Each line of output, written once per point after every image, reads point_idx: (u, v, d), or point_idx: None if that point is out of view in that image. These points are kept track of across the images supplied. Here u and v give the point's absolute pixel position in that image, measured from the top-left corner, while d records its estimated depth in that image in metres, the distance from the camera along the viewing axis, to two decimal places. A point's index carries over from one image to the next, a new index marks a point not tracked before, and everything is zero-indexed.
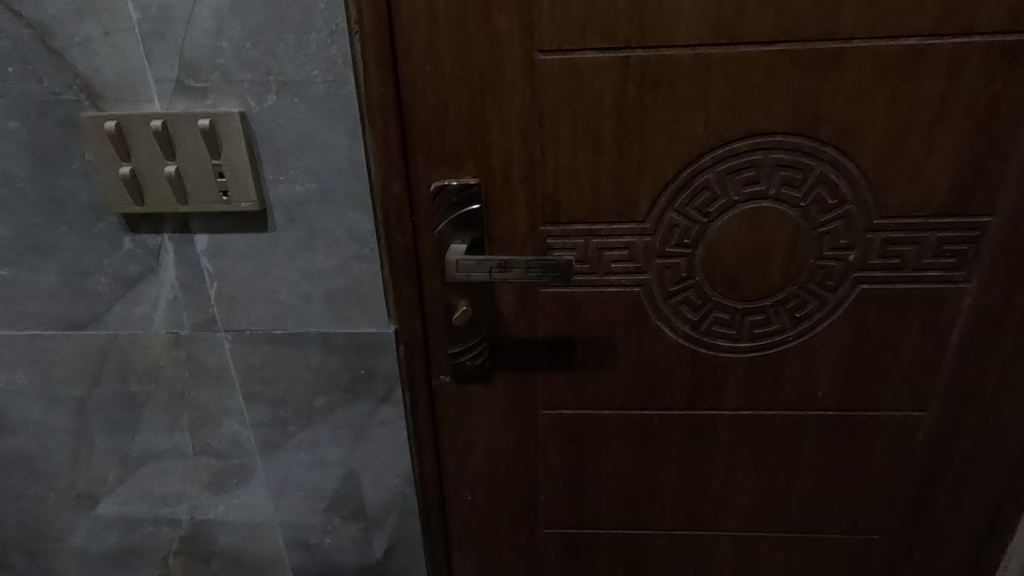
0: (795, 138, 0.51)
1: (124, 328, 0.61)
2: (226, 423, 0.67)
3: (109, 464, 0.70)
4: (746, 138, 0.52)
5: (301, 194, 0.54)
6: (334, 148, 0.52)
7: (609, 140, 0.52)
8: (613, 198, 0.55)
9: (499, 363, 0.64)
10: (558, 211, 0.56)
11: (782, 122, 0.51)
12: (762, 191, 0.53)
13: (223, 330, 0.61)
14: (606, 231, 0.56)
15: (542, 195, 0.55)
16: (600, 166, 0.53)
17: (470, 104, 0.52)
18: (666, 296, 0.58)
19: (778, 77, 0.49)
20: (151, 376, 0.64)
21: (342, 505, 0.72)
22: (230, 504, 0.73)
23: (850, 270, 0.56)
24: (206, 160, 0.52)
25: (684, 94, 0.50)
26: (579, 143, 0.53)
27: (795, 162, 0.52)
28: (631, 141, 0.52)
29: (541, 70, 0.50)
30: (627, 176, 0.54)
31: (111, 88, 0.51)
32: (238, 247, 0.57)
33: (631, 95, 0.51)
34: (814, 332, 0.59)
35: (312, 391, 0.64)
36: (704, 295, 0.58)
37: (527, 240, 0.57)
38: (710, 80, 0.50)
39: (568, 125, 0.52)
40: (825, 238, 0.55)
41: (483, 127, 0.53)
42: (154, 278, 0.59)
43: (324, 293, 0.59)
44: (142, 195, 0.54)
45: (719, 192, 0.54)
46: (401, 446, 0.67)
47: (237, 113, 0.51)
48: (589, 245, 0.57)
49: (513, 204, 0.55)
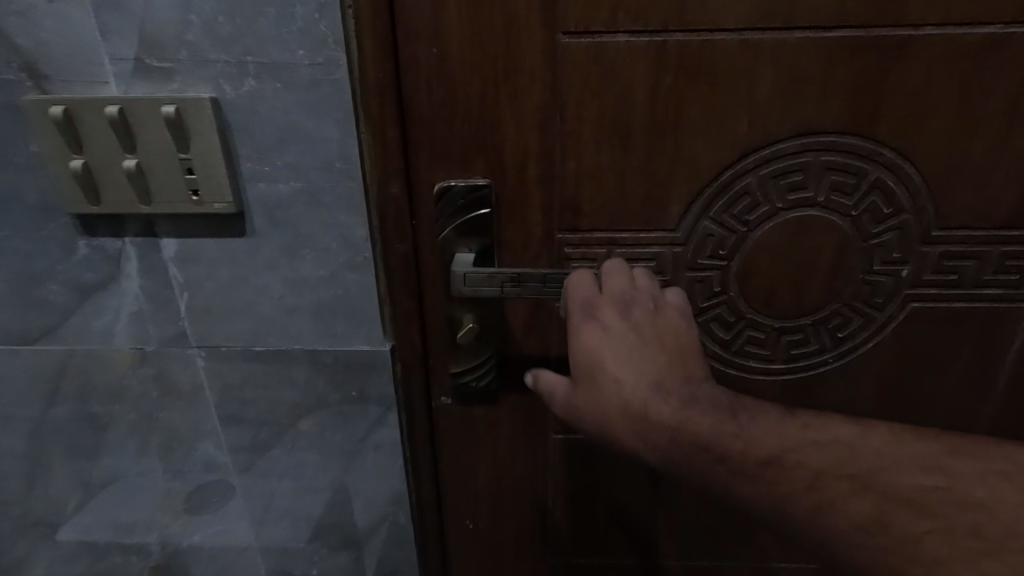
0: (850, 138, 0.45)
1: (82, 343, 0.54)
2: (201, 447, 0.60)
3: (70, 490, 0.63)
4: (795, 138, 0.45)
5: (284, 195, 0.47)
6: (323, 142, 0.45)
7: (640, 137, 0.46)
8: (641, 203, 0.48)
9: (506, 384, 0.58)
10: (578, 217, 0.49)
11: (837, 119, 0.44)
12: (809, 197, 0.47)
13: (195, 346, 0.54)
14: (631, 240, 0.49)
15: (560, 198, 0.48)
16: (628, 167, 0.47)
17: (481, 93, 0.45)
18: (695, 313, 0.52)
19: (836, 68, 0.43)
20: (115, 396, 0.57)
21: (330, 534, 0.66)
22: (206, 532, 0.66)
23: (900, 286, 0.50)
24: (172, 153, 0.45)
25: (728, 85, 0.44)
26: (605, 140, 0.46)
27: (848, 165, 0.46)
28: (664, 139, 0.46)
29: (565, 55, 0.44)
30: (658, 178, 0.47)
31: (58, 68, 0.43)
32: (212, 254, 0.50)
33: (667, 86, 0.44)
34: (857, 354, 0.53)
35: (298, 413, 0.57)
36: (738, 312, 0.52)
37: (541, 249, 0.50)
38: (758, 70, 0.43)
39: (593, 119, 0.45)
40: (876, 251, 0.49)
41: (496, 120, 0.46)
42: (115, 287, 0.51)
43: (311, 306, 0.52)
44: (98, 194, 0.46)
45: (761, 198, 0.48)
46: (396, 473, 0.61)
47: (208, 100, 0.43)
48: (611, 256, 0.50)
49: (527, 208, 0.49)
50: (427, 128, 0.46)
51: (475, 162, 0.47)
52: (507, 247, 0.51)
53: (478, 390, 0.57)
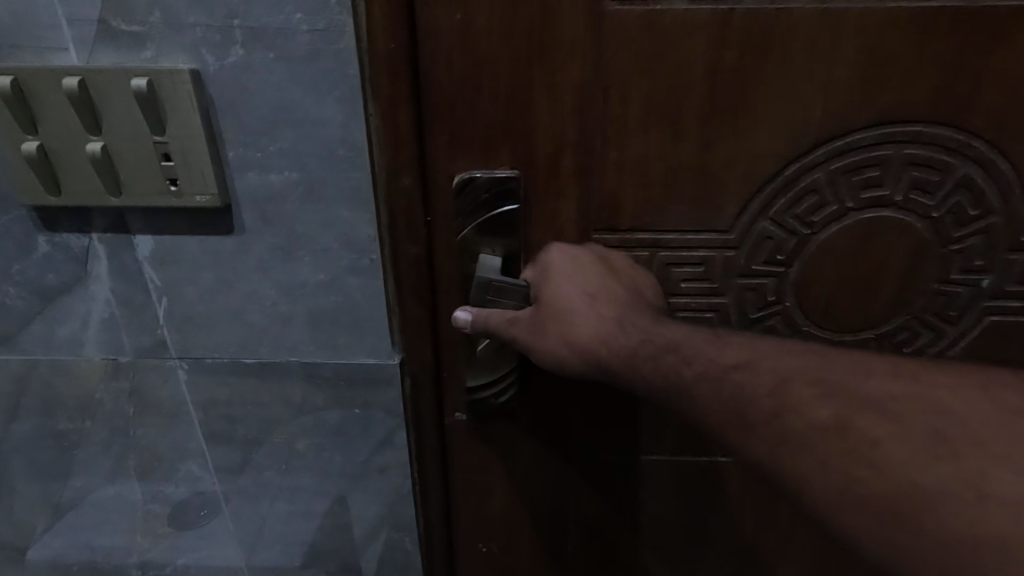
0: (938, 128, 0.39)
1: (46, 353, 0.47)
2: (184, 467, 0.54)
3: (37, 512, 0.56)
4: (874, 127, 0.39)
5: (277, 187, 0.40)
6: (323, 125, 0.38)
7: (695, 123, 0.39)
8: (691, 200, 0.42)
9: (526, 403, 0.52)
10: (617, 216, 0.42)
11: (925, 105, 0.38)
12: (885, 196, 0.41)
13: (175, 357, 0.47)
14: (678, 242, 0.43)
15: (597, 193, 0.42)
16: (679, 158, 0.40)
17: (512, 68, 0.38)
18: (745, 326, 0.46)
19: (928, 45, 0.37)
20: (85, 411, 0.50)
21: (328, 561, 0.59)
22: (191, 558, 0.60)
23: (980, 298, 0.44)
24: (145, 136, 0.38)
25: (801, 63, 0.37)
26: (654, 127, 0.40)
27: (933, 159, 0.40)
28: (723, 126, 0.39)
29: (611, 25, 0.37)
30: (713, 172, 0.41)
31: (4, 31, 0.36)
32: (194, 254, 0.43)
33: (730, 63, 0.38)
34: None
35: (293, 431, 0.51)
36: (793, 325, 0.45)
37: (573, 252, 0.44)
38: (838, 46, 0.37)
39: (641, 101, 0.39)
40: (956, 258, 0.43)
41: (527, 100, 0.39)
42: (81, 290, 0.44)
43: (308, 315, 0.45)
44: (58, 182, 0.39)
45: (829, 197, 0.41)
46: (402, 496, 0.55)
47: (186, 72, 0.36)
48: (654, 259, 0.44)
49: (559, 203, 0.42)
50: (447, 109, 0.40)
51: (500, 150, 0.41)
52: (534, 248, 0.44)
53: (496, 409, 0.51)
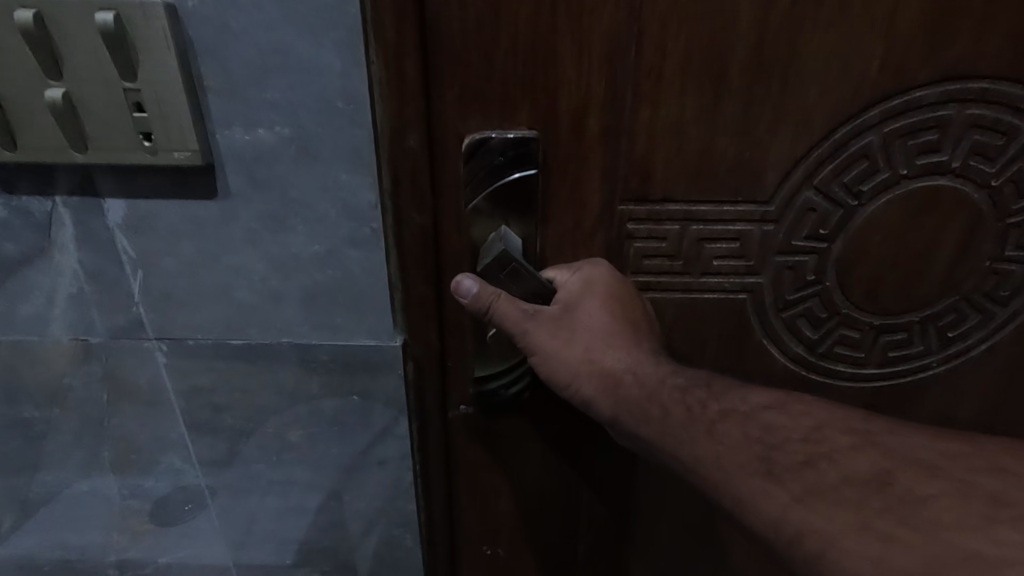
0: (1004, 86, 0.36)
1: (9, 333, 0.42)
2: (165, 459, 0.49)
3: (4, 508, 0.52)
4: (938, 84, 0.36)
5: (268, 144, 0.36)
6: (320, 72, 0.34)
7: (740, 74, 0.35)
8: (731, 168, 0.38)
9: (538, 396, 0.48)
10: (647, 183, 0.39)
11: (993, 59, 0.35)
12: (941, 162, 0.38)
13: (153, 338, 0.43)
14: (713, 215, 0.39)
15: (628, 159, 0.38)
16: (720, 116, 0.36)
17: (535, 7, 0.34)
18: (781, 307, 0.42)
19: None
20: (53, 398, 0.46)
21: (323, 560, 0.56)
22: (174, 557, 0.56)
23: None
24: (114, 82, 0.33)
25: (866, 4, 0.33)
26: (697, 82, 0.36)
27: (995, 122, 0.37)
28: (772, 83, 0.35)
29: None
30: (756, 132, 0.37)
31: None
32: (172, 222, 0.38)
33: (785, 2, 0.33)
34: (967, 357, 0.45)
35: (284, 421, 0.47)
36: (832, 306, 0.42)
37: (597, 225, 0.40)
38: None
39: (681, 48, 0.35)
40: (1011, 232, 0.40)
41: (551, 46, 0.35)
42: (45, 262, 0.40)
43: (302, 292, 0.41)
44: (15, 136, 0.34)
45: (881, 163, 0.38)
46: (403, 492, 0.51)
47: (159, 6, 0.31)
48: (685, 234, 0.40)
49: (583, 169, 0.38)
50: (463, 60, 0.35)
51: (520, 108, 0.36)
52: (552, 221, 0.40)
53: (506, 402, 0.47)
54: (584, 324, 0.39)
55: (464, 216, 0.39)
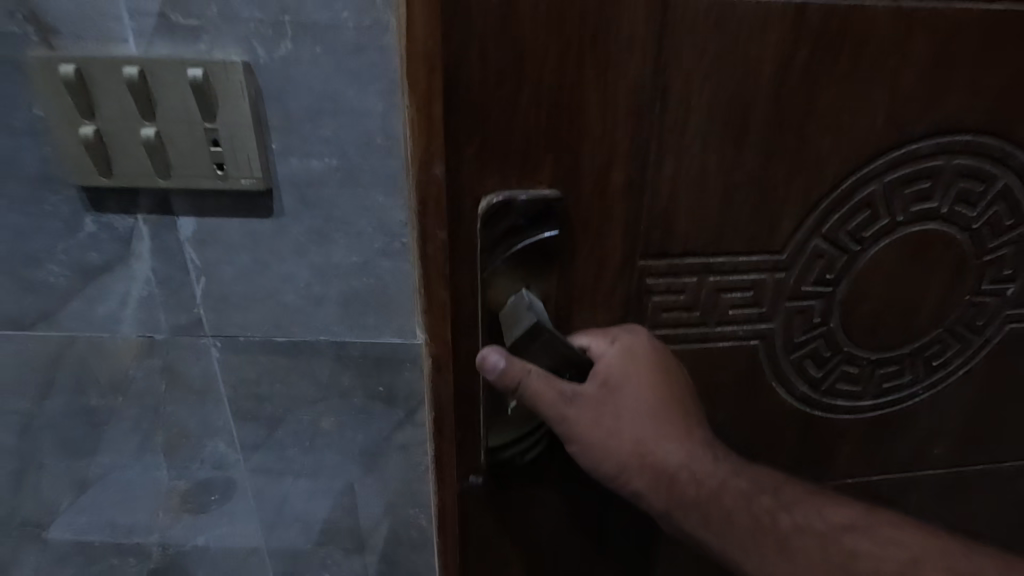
0: (981, 139, 0.45)
1: (84, 330, 0.49)
2: (210, 444, 0.56)
3: (63, 489, 0.58)
4: (933, 137, 0.44)
5: (318, 172, 0.43)
6: (364, 114, 0.41)
7: (756, 135, 0.41)
8: (746, 220, 0.44)
9: (552, 461, 0.50)
10: (670, 235, 0.44)
11: (974, 119, 0.44)
12: (930, 209, 0.47)
13: (209, 335, 0.50)
14: (728, 264, 0.46)
15: (658, 218, 0.43)
16: (738, 170, 0.42)
17: (563, 80, 0.38)
18: (792, 348, 0.50)
19: (976, 60, 0.42)
20: (117, 388, 0.52)
21: (345, 539, 0.62)
22: (211, 536, 0.62)
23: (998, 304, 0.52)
24: (196, 121, 0.41)
25: (863, 76, 0.41)
26: (722, 142, 0.41)
27: (975, 171, 0.46)
28: (783, 144, 0.42)
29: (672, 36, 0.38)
30: (773, 184, 0.43)
31: (69, 20, 0.38)
32: (234, 236, 0.45)
33: (800, 71, 0.40)
34: (949, 377, 0.55)
35: (318, 409, 0.53)
36: (835, 346, 0.51)
37: (617, 278, 0.45)
38: (903, 54, 0.41)
39: (704, 112, 0.40)
40: (987, 266, 0.50)
41: (579, 114, 0.40)
42: (122, 269, 0.46)
43: (340, 296, 0.48)
44: (111, 165, 0.42)
45: (879, 211, 0.47)
46: (420, 474, 0.57)
47: (239, 64, 0.39)
48: (703, 284, 0.46)
49: (606, 223, 0.43)
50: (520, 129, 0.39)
51: (564, 170, 0.41)
52: (576, 278, 0.45)
53: (521, 466, 0.49)
54: (618, 409, 0.42)
55: (491, 280, 0.42)
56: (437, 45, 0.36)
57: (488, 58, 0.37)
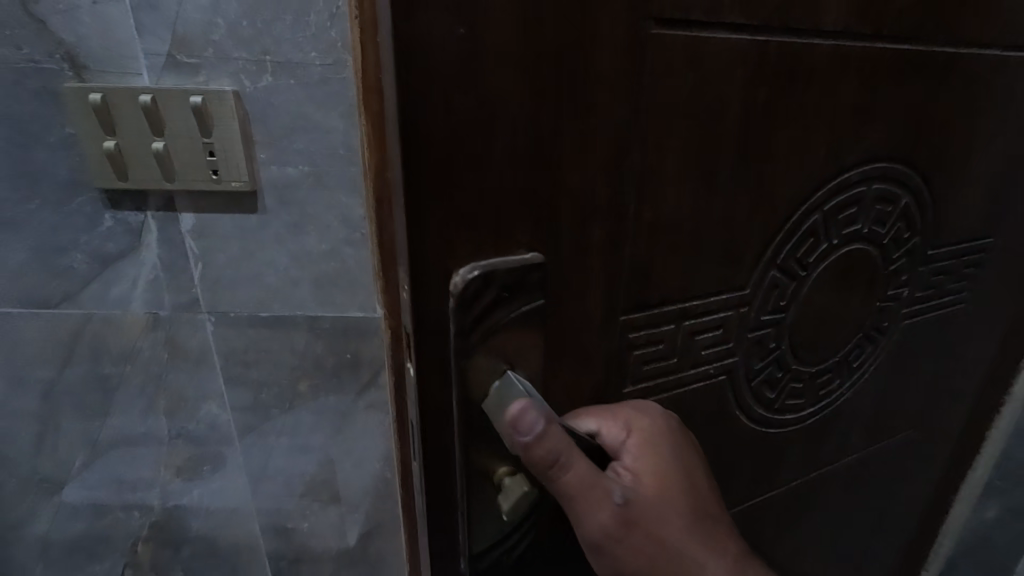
0: (896, 165, 0.47)
1: (100, 308, 0.59)
2: (205, 407, 0.66)
3: (78, 448, 0.68)
4: (858, 167, 0.45)
5: (293, 176, 0.54)
6: (329, 131, 0.52)
7: (728, 170, 0.37)
8: (716, 261, 0.40)
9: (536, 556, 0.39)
10: (647, 287, 0.37)
11: (890, 146, 0.46)
12: (857, 230, 0.49)
13: (205, 312, 0.60)
14: (702, 308, 0.41)
15: (646, 280, 0.37)
16: (711, 211, 0.37)
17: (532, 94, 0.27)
18: (751, 376, 0.49)
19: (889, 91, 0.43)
20: (126, 358, 0.62)
21: (320, 491, 0.72)
22: (205, 489, 0.72)
23: (898, 306, 0.56)
24: (195, 136, 0.51)
25: (812, 109, 0.39)
26: (697, 179, 0.35)
27: (889, 195, 0.49)
28: (750, 179, 0.38)
29: (655, 57, 0.31)
30: (739, 221, 0.39)
31: (96, 59, 0.49)
32: (226, 229, 0.56)
33: (761, 103, 0.36)
34: (862, 378, 0.59)
35: (296, 374, 0.64)
36: (784, 367, 0.51)
37: (602, 336, 0.36)
38: (841, 84, 0.40)
39: (682, 145, 0.34)
40: (891, 277, 0.54)
41: (551, 142, 0.29)
42: (134, 256, 0.57)
43: (314, 278, 0.59)
44: (127, 171, 0.52)
45: (818, 237, 0.47)
46: (383, 430, 0.68)
47: (230, 92, 0.50)
48: (679, 330, 0.41)
49: (585, 281, 0.34)
50: (498, 160, 0.28)
51: (556, 215, 0.31)
52: (570, 353, 0.35)
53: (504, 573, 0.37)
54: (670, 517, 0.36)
55: (469, 362, 0.31)
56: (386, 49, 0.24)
57: (429, 56, 0.24)
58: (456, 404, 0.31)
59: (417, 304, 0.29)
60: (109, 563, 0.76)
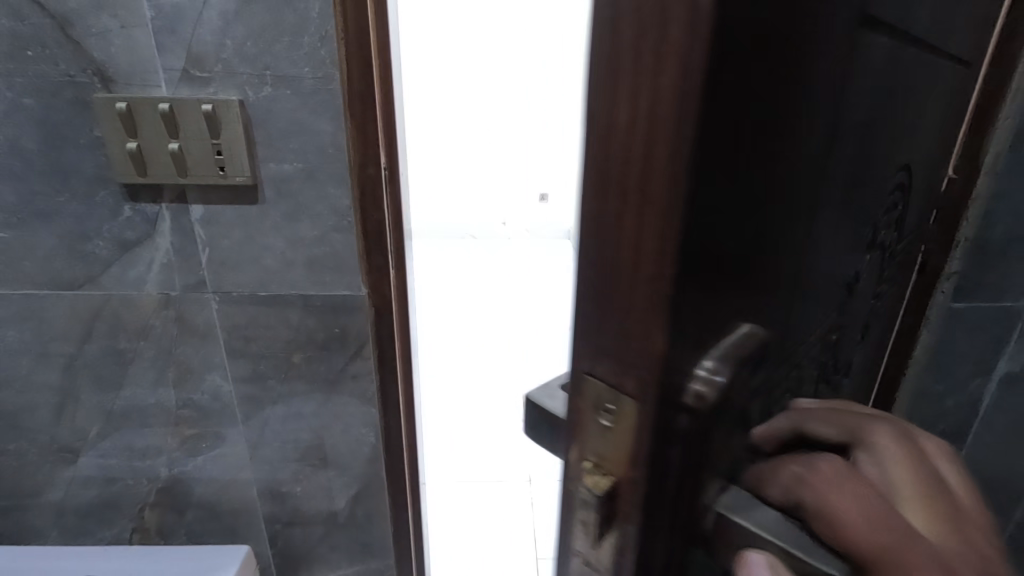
0: (917, 172, 0.51)
1: (118, 289, 0.68)
2: (209, 378, 0.74)
3: (93, 418, 0.76)
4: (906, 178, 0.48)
5: (289, 172, 0.64)
6: (320, 133, 0.62)
7: (853, 200, 0.37)
8: (833, 290, 0.40)
9: None
10: (799, 330, 0.36)
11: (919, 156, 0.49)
12: (890, 238, 0.53)
13: (211, 291, 0.69)
14: (818, 338, 0.41)
15: (798, 326, 0.36)
16: (838, 245, 0.38)
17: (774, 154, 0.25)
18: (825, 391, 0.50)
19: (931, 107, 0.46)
20: (140, 333, 0.71)
21: (312, 454, 0.81)
22: (208, 456, 0.80)
23: (889, 296, 0.62)
24: (205, 138, 0.61)
25: (899, 130, 0.41)
26: (839, 214, 0.36)
27: (908, 202, 0.53)
28: (861, 206, 0.39)
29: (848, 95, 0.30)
30: (849, 250, 0.40)
31: (122, 73, 0.58)
32: (230, 218, 0.65)
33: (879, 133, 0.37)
34: (865, 366, 0.64)
35: (290, 347, 0.73)
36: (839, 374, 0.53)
37: (768, 395, 0.35)
38: (915, 104, 0.42)
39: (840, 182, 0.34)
40: (892, 272, 0.59)
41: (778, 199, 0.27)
42: (150, 242, 0.66)
43: (306, 260, 0.68)
44: (146, 168, 0.62)
45: (876, 249, 0.49)
46: (368, 399, 0.77)
47: (236, 101, 0.60)
48: (803, 367, 0.41)
49: (773, 342, 0.32)
50: (745, 225, 0.25)
51: (763, 280, 0.29)
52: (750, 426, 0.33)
53: None
54: None
55: (689, 466, 0.28)
56: (686, 132, 0.20)
57: (720, 117, 0.20)
58: (673, 518, 0.29)
59: (666, 409, 0.25)
60: (119, 528, 0.84)
